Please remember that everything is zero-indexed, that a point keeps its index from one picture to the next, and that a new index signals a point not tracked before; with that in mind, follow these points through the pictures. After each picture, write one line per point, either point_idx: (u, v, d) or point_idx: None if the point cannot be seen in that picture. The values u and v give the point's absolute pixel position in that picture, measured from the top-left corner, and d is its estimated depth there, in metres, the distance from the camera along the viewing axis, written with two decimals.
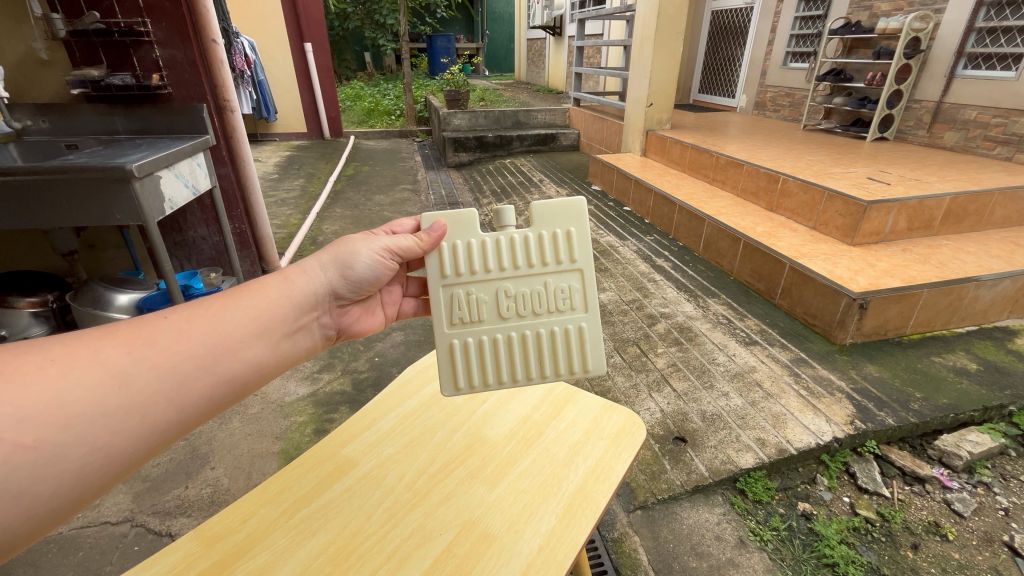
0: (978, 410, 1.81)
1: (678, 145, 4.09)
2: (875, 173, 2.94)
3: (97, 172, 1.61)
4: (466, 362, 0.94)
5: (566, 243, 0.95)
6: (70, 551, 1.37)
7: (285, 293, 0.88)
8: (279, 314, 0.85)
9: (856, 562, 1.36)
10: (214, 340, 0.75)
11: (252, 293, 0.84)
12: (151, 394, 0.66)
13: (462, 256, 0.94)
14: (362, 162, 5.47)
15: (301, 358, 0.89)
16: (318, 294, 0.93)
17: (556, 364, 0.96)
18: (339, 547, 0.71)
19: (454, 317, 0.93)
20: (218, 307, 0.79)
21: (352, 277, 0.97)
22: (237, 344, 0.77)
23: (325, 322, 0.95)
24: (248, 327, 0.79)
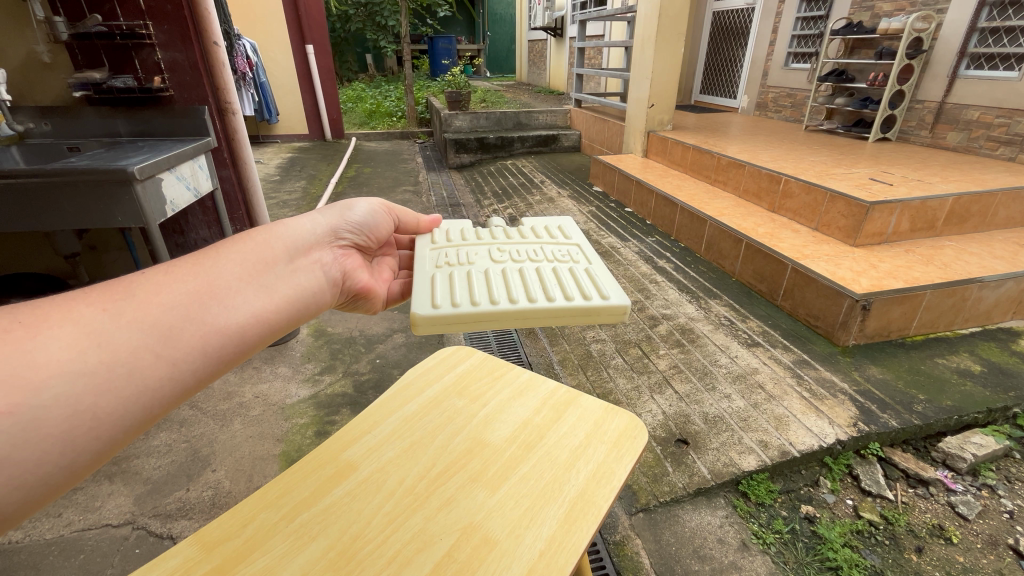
0: (982, 412, 1.79)
1: (679, 145, 4.08)
2: (878, 174, 2.92)
3: (99, 174, 1.62)
4: (455, 282, 0.89)
5: (560, 231, 1.12)
6: (72, 554, 1.37)
7: (279, 237, 0.88)
8: (272, 256, 0.84)
9: (859, 565, 1.35)
10: (201, 288, 0.72)
11: (241, 241, 0.83)
12: (135, 348, 0.63)
13: (458, 234, 1.10)
14: (364, 164, 5.48)
15: (306, 300, 0.87)
16: (315, 236, 0.95)
17: (564, 291, 0.87)
18: (339, 552, 0.70)
19: (443, 261, 0.97)
20: (203, 258, 0.76)
21: (349, 217, 1.03)
22: (223, 291, 0.74)
23: (326, 259, 0.95)
24: (239, 272, 0.77)
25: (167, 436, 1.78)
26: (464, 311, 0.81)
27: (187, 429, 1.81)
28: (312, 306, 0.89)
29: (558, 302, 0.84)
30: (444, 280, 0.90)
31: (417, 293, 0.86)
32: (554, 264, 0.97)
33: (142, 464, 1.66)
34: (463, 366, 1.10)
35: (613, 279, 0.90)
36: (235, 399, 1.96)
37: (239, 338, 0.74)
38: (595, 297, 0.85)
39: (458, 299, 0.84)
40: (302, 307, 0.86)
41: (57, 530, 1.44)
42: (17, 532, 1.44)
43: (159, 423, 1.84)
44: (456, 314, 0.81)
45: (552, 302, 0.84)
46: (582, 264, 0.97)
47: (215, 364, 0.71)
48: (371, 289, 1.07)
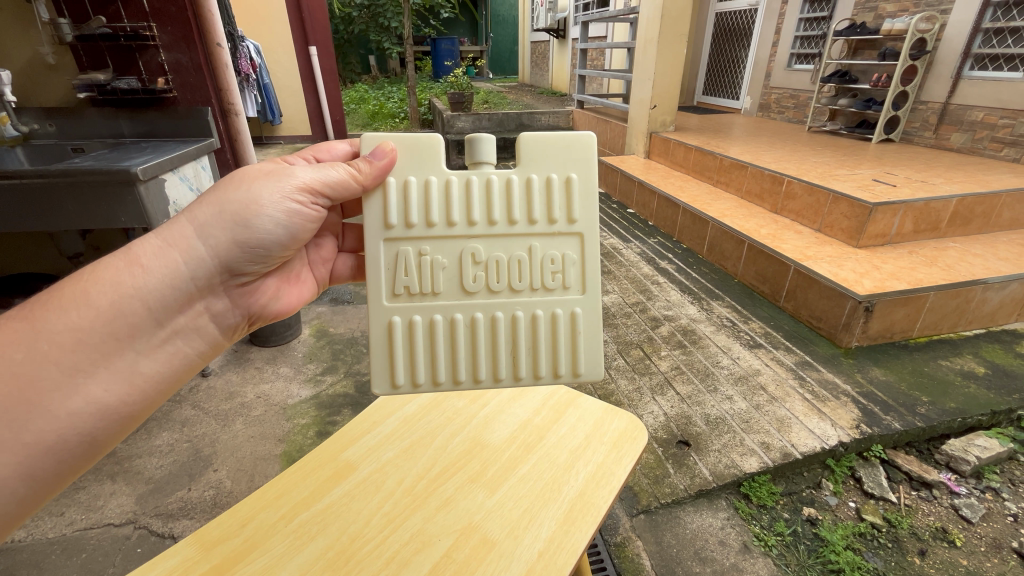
0: (986, 415, 1.78)
1: (682, 146, 4.07)
2: (882, 175, 2.92)
3: (102, 175, 1.63)
4: (418, 341, 0.90)
5: (565, 198, 0.90)
6: (73, 553, 1.38)
7: (138, 297, 0.80)
8: (130, 329, 0.80)
9: (861, 568, 1.35)
10: (28, 400, 0.70)
11: (73, 312, 0.75)
12: None
13: (425, 199, 0.88)
14: None
15: (173, 373, 0.87)
16: (190, 288, 0.87)
17: (539, 362, 0.93)
18: (338, 551, 0.71)
19: (400, 287, 0.89)
20: (19, 351, 0.70)
21: (251, 234, 0.90)
22: (51, 400, 0.72)
23: (217, 310, 0.94)
24: (74, 365, 0.74)
25: (168, 436, 1.79)
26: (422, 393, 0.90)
27: (189, 429, 1.82)
28: (182, 373, 0.89)
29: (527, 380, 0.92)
30: (406, 336, 0.89)
31: (376, 365, 0.91)
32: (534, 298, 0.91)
33: (143, 464, 1.67)
34: None
35: (597, 344, 0.93)
36: (237, 399, 1.97)
37: (69, 449, 0.75)
38: (569, 373, 0.94)
39: (417, 377, 0.91)
40: (162, 382, 0.85)
41: (59, 529, 1.45)
42: (19, 530, 1.44)
43: (161, 423, 1.84)
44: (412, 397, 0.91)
45: (518, 382, 0.92)
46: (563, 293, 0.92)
47: (47, 479, 0.74)
48: (303, 301, 1.12)
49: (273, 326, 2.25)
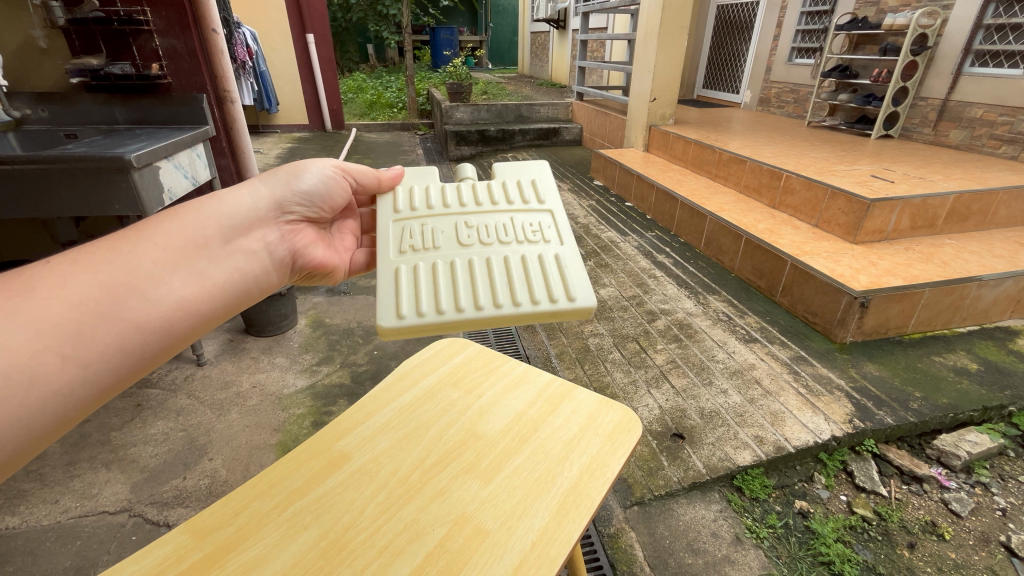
0: (978, 411, 1.80)
1: (681, 140, 4.05)
2: (880, 171, 2.92)
3: (96, 161, 1.61)
4: (422, 279, 0.86)
5: (533, 188, 1.02)
6: (68, 540, 1.38)
7: (212, 215, 0.85)
8: (204, 238, 0.82)
9: (851, 561, 1.36)
10: (130, 277, 0.71)
11: (168, 223, 0.80)
12: (35, 352, 0.61)
13: (423, 195, 1.00)
14: (364, 156, 5.52)
15: (240, 287, 0.86)
16: (251, 214, 0.92)
17: (529, 293, 0.86)
18: (331, 541, 0.69)
19: (406, 245, 0.91)
20: (122, 243, 0.74)
21: (300, 185, 1.01)
22: (148, 282, 0.73)
23: (271, 239, 0.94)
24: (158, 257, 0.75)
25: (164, 424, 1.78)
26: (427, 321, 0.82)
27: (184, 418, 1.81)
28: (247, 291, 0.88)
29: (523, 307, 0.84)
30: (408, 276, 0.87)
31: (382, 297, 0.84)
32: (522, 247, 0.92)
33: (139, 452, 1.67)
34: (459, 359, 1.08)
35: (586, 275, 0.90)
36: (232, 389, 1.96)
37: (157, 337, 0.73)
38: (560, 299, 0.86)
39: (419, 306, 0.84)
40: (233, 295, 0.85)
41: (54, 516, 1.45)
42: (14, 517, 1.44)
43: (156, 412, 1.84)
44: (420, 324, 0.82)
45: (518, 306, 0.84)
46: (553, 246, 0.92)
47: (135, 369, 0.71)
48: (327, 263, 1.08)
49: (269, 316, 2.24)
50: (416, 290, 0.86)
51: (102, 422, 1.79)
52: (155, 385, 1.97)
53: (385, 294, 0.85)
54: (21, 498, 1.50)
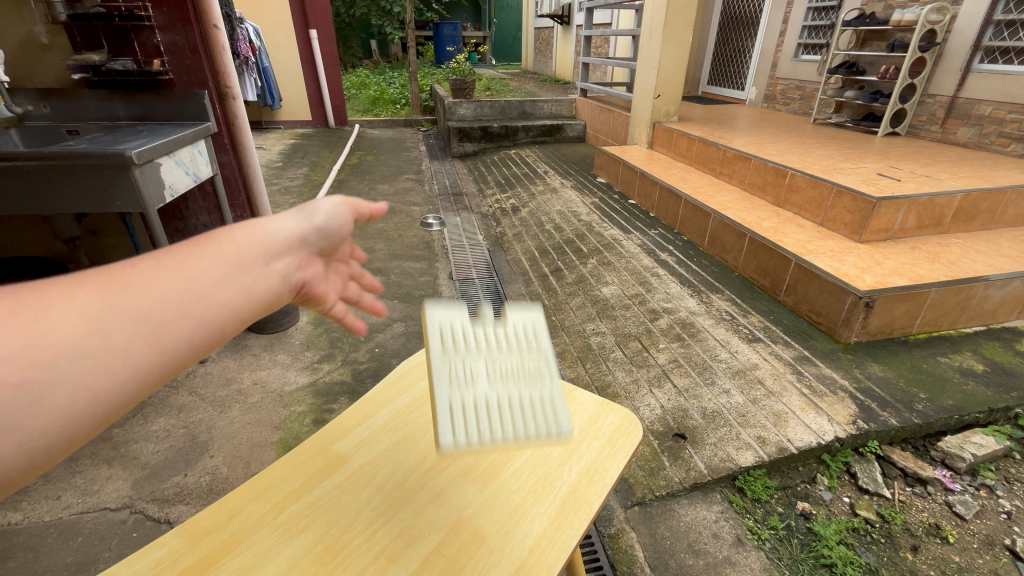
0: (983, 412, 1.78)
1: (685, 137, 4.02)
2: (886, 169, 2.89)
3: (97, 158, 1.60)
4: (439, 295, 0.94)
5: None
6: (70, 536, 1.38)
7: (292, 226, 0.70)
8: (282, 244, 0.67)
9: (854, 563, 1.35)
10: (222, 263, 0.59)
11: (254, 225, 0.66)
12: (118, 344, 0.49)
13: None
14: (367, 152, 5.52)
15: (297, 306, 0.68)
16: (321, 229, 0.75)
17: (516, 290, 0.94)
18: (327, 545, 0.68)
19: None
20: (208, 242, 0.60)
21: (358, 212, 0.84)
22: (226, 282, 0.58)
23: (316, 264, 0.74)
24: (244, 262, 0.61)
25: (165, 421, 1.79)
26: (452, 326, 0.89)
27: (185, 415, 1.82)
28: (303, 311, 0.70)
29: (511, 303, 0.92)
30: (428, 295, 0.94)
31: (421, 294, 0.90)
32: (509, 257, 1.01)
33: (140, 449, 1.67)
34: None
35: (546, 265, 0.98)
36: (233, 386, 1.97)
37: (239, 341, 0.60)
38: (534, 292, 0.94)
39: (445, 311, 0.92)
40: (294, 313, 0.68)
41: (56, 512, 1.45)
42: (16, 513, 1.45)
43: (157, 409, 1.84)
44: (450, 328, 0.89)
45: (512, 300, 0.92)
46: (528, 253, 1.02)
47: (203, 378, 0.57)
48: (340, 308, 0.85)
49: (271, 313, 2.24)
50: (500, 404, 0.77)
51: None
52: None
53: (466, 408, 0.76)
54: (23, 494, 1.50)
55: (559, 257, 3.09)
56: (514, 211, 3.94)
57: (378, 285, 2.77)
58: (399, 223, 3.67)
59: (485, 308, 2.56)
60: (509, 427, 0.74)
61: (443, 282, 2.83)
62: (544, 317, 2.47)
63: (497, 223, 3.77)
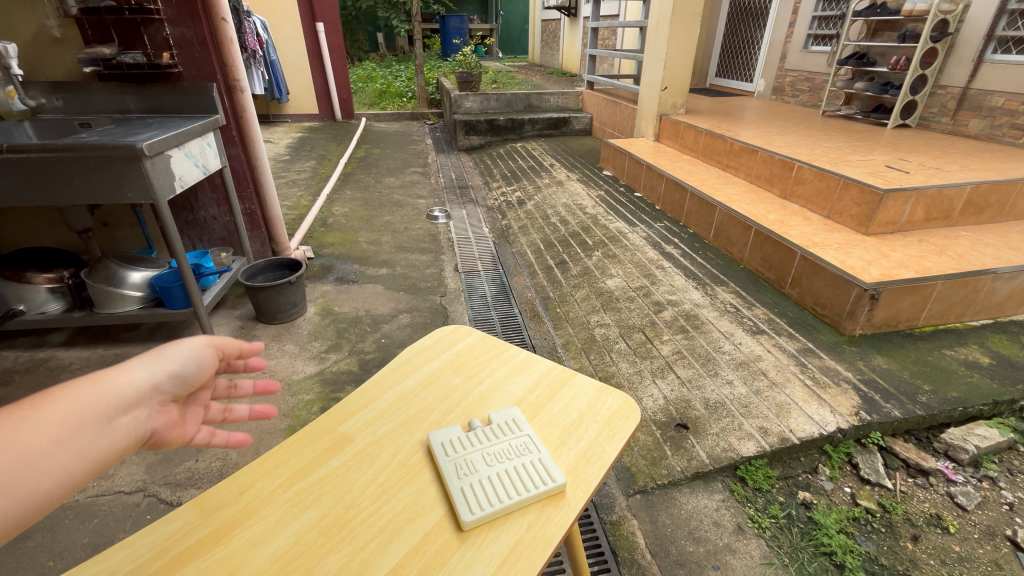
0: (988, 404, 1.78)
1: (692, 129, 4.00)
2: (895, 161, 2.86)
3: (108, 150, 1.63)
4: None
5: None
6: (86, 518, 1.42)
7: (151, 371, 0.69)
8: (131, 397, 0.65)
9: (853, 551, 1.37)
10: (63, 426, 0.57)
11: (103, 376, 0.63)
12: None
13: None
14: (373, 145, 5.55)
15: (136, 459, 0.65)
16: (179, 375, 0.73)
17: None
18: (333, 520, 0.70)
19: None
20: (49, 398, 0.57)
21: (221, 349, 0.80)
22: (60, 448, 0.56)
23: (162, 412, 0.70)
24: (85, 423, 0.59)
25: None
26: None
27: None
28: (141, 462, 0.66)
29: None
30: None
31: None
32: None
33: None
34: (461, 346, 1.09)
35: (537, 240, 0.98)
36: None
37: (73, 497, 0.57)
38: None
39: None
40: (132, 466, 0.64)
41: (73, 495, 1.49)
42: None
43: None
44: None
45: None
46: None
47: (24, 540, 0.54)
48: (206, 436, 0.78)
49: (279, 304, 2.28)
50: (496, 474, 0.75)
51: None
52: None
53: (467, 488, 0.73)
54: None
55: (565, 249, 3.10)
56: (519, 204, 3.95)
57: (385, 277, 2.79)
58: (406, 216, 3.69)
59: (490, 300, 2.58)
60: (512, 495, 0.72)
61: (448, 274, 2.86)
62: (549, 309, 2.49)
63: (502, 216, 3.78)
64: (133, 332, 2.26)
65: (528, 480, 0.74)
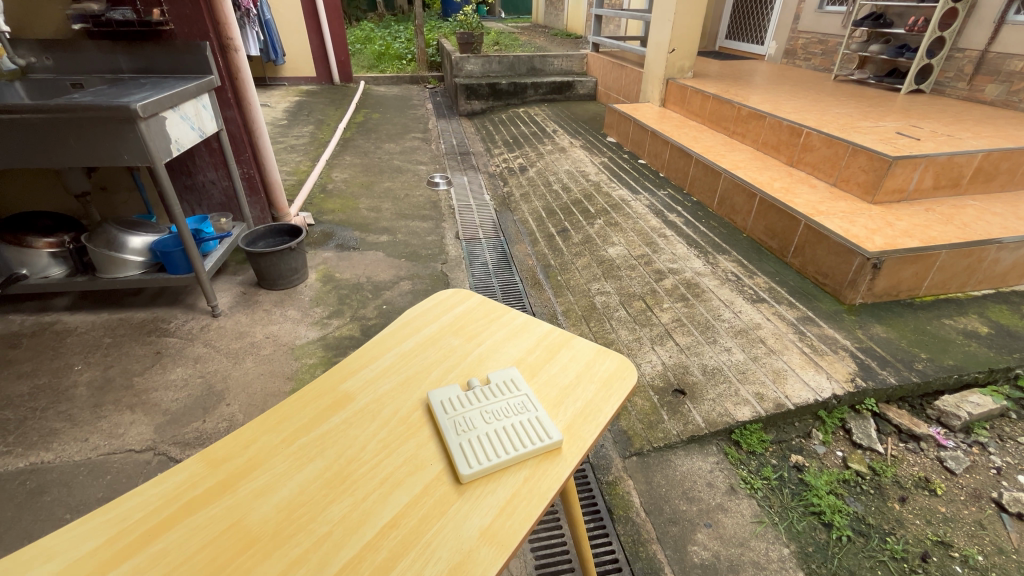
0: (983, 372, 1.79)
1: (699, 94, 3.89)
2: (906, 128, 2.79)
3: (102, 111, 1.60)
4: None
5: None
6: (99, 475, 1.47)
7: None
8: None
9: (842, 511, 1.41)
10: None
11: None
12: None
13: None
14: (373, 110, 5.43)
15: None
16: None
17: None
18: (335, 473, 0.72)
19: None
20: None
21: None
22: None
23: None
24: None
25: (183, 371, 1.86)
26: None
27: (201, 365, 1.89)
28: None
29: None
30: None
31: None
32: None
33: (160, 396, 1.75)
34: (460, 309, 1.10)
35: None
36: (246, 339, 2.03)
37: None
38: None
39: None
40: None
41: (85, 453, 1.54)
42: (48, 453, 1.53)
43: (175, 359, 1.91)
44: None
45: None
46: None
47: None
48: None
49: (280, 270, 2.28)
50: (494, 431, 0.77)
51: (125, 367, 1.87)
52: (173, 335, 2.04)
53: (466, 443, 0.75)
54: (53, 435, 1.59)
55: (566, 217, 3.07)
56: (521, 170, 3.89)
57: (385, 244, 2.78)
58: (406, 182, 3.64)
59: (491, 267, 2.58)
60: (509, 450, 0.74)
61: (449, 241, 2.84)
62: (550, 277, 2.48)
63: (504, 184, 3.73)
64: (136, 297, 2.27)
65: (525, 436, 0.76)
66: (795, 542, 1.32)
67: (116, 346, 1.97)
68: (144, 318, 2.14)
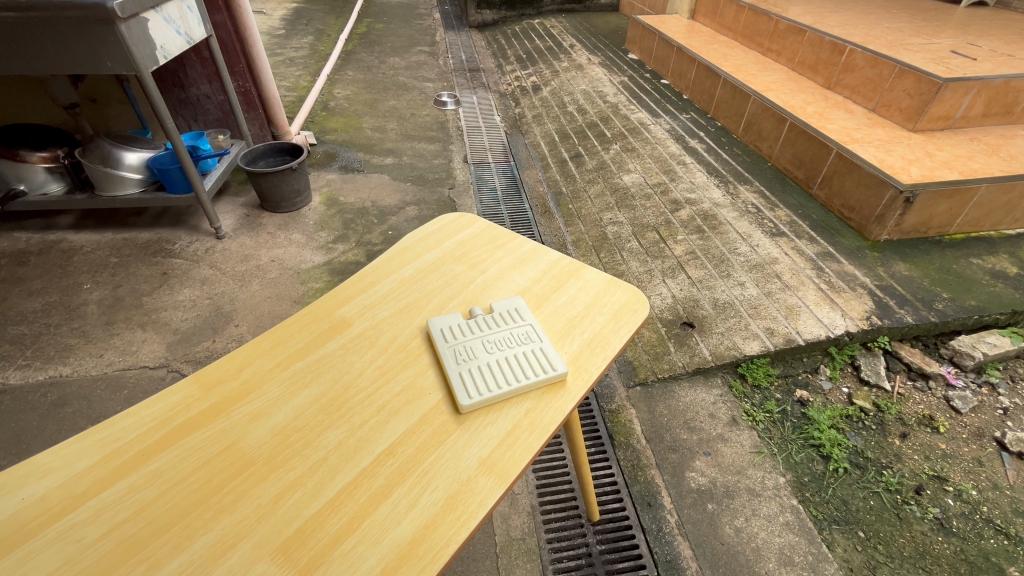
0: (1005, 314, 1.73)
1: (734, 4, 3.51)
2: (962, 46, 2.51)
3: (77, 10, 1.47)
4: None
5: None
6: (116, 389, 1.52)
7: None
8: None
9: (841, 444, 1.43)
10: None
11: None
12: None
13: None
14: (376, 19, 5.03)
15: None
16: None
17: None
18: (331, 399, 0.71)
19: None
20: None
21: None
22: None
23: None
24: None
25: (190, 291, 1.86)
26: None
27: (208, 287, 1.89)
28: None
29: None
30: None
31: None
32: None
33: (170, 316, 1.76)
34: (463, 235, 1.04)
35: None
36: (252, 261, 2.01)
37: None
38: None
39: None
40: None
41: (101, 368, 1.58)
42: (65, 366, 1.58)
43: (182, 280, 1.91)
44: None
45: None
46: None
47: None
48: None
49: (282, 191, 2.21)
50: (496, 361, 0.74)
51: (134, 287, 1.87)
52: (178, 256, 2.03)
53: (467, 373, 0.73)
54: (68, 350, 1.63)
55: (581, 141, 2.90)
56: (534, 89, 3.64)
57: (391, 167, 2.67)
58: (411, 101, 3.44)
59: (499, 193, 2.48)
60: (511, 380, 0.72)
61: (457, 165, 2.72)
62: (561, 206, 2.39)
63: (516, 104, 3.51)
64: (139, 217, 2.23)
65: (529, 367, 0.74)
66: (792, 472, 1.35)
67: (123, 266, 1.97)
68: (148, 238, 2.11)
